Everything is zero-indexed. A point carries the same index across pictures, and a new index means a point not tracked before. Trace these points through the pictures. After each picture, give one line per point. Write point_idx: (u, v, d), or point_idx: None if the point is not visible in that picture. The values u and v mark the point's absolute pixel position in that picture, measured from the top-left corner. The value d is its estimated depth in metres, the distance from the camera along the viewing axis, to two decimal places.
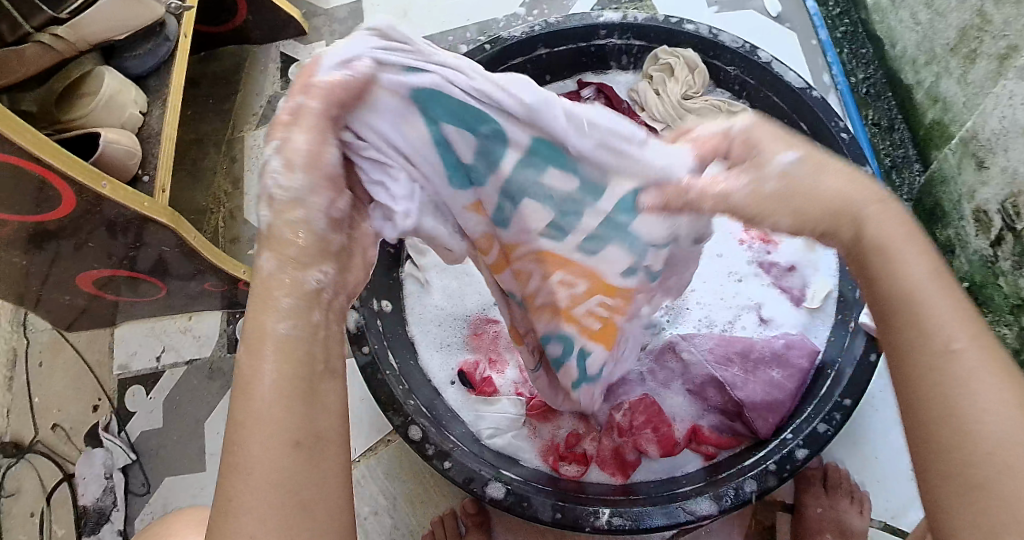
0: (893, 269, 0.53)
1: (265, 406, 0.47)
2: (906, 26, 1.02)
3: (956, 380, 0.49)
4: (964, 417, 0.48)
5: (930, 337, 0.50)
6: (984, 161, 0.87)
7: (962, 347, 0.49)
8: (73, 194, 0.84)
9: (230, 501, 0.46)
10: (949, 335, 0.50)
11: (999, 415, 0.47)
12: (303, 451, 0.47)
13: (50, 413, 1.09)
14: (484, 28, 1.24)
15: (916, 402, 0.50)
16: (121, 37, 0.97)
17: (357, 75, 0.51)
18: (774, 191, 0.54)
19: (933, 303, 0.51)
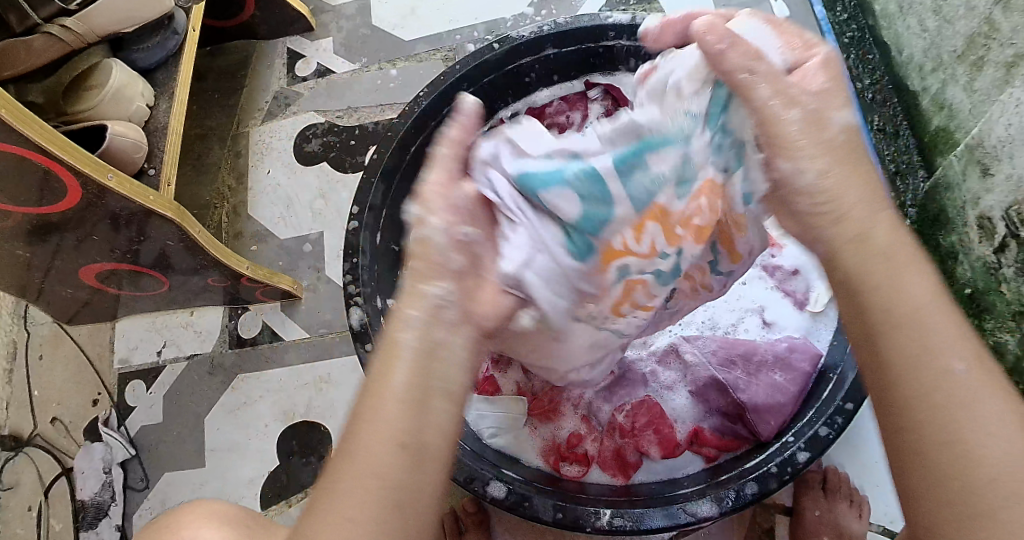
0: (894, 287, 0.54)
1: (386, 418, 0.51)
2: (914, 33, 1.02)
3: (962, 400, 0.51)
4: (983, 436, 0.50)
5: (931, 355, 0.52)
6: (989, 168, 0.87)
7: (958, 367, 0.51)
8: (78, 186, 0.84)
9: (342, 502, 0.50)
10: (945, 360, 0.52)
11: (995, 439, 0.50)
12: (413, 462, 0.51)
13: (51, 405, 1.09)
14: (492, 27, 1.24)
15: (924, 423, 0.51)
16: (130, 29, 0.97)
17: (487, 183, 0.65)
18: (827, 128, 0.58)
19: (931, 319, 0.53)
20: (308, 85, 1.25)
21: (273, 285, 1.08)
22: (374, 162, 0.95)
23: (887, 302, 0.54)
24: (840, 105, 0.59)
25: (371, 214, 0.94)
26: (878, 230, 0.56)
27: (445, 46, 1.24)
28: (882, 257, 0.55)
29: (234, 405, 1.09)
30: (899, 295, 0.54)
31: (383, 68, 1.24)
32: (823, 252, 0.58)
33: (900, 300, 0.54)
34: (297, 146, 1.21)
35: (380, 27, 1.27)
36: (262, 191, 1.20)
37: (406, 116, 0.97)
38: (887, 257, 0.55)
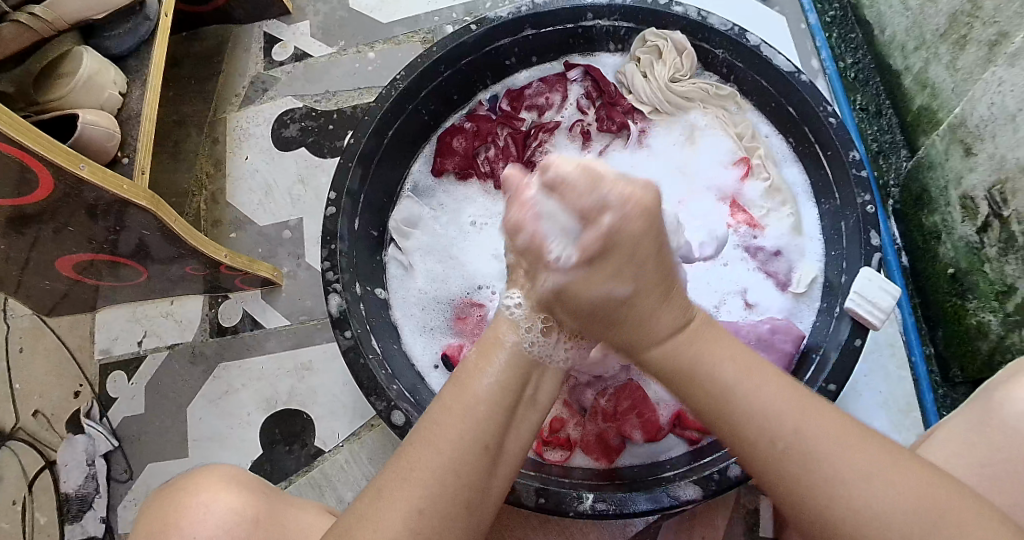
0: (702, 376, 0.63)
1: (474, 414, 0.63)
2: (896, 11, 1.01)
3: (806, 458, 0.58)
4: (848, 486, 0.56)
5: (769, 435, 0.59)
6: (972, 147, 0.87)
7: (795, 435, 0.58)
8: (50, 176, 0.83)
9: (411, 468, 0.61)
10: (773, 430, 0.59)
11: (858, 489, 0.56)
12: (488, 453, 0.62)
13: (32, 398, 1.07)
14: (471, 9, 1.22)
15: (796, 492, 0.58)
16: (101, 16, 0.95)
17: None
18: (607, 307, 0.67)
19: (745, 402, 0.61)
20: (286, 69, 1.23)
21: (253, 273, 1.07)
22: (349, 148, 0.93)
23: (703, 412, 0.64)
24: (603, 279, 0.66)
25: (349, 200, 0.93)
26: (668, 349, 0.66)
27: (423, 28, 1.22)
28: (678, 370, 0.65)
29: (217, 395, 1.08)
30: (711, 395, 0.62)
31: (361, 51, 1.22)
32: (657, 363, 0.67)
33: (715, 388, 0.62)
34: (276, 131, 1.20)
35: (357, 9, 1.25)
36: (241, 176, 1.18)
37: (383, 100, 0.95)
38: (685, 371, 0.64)
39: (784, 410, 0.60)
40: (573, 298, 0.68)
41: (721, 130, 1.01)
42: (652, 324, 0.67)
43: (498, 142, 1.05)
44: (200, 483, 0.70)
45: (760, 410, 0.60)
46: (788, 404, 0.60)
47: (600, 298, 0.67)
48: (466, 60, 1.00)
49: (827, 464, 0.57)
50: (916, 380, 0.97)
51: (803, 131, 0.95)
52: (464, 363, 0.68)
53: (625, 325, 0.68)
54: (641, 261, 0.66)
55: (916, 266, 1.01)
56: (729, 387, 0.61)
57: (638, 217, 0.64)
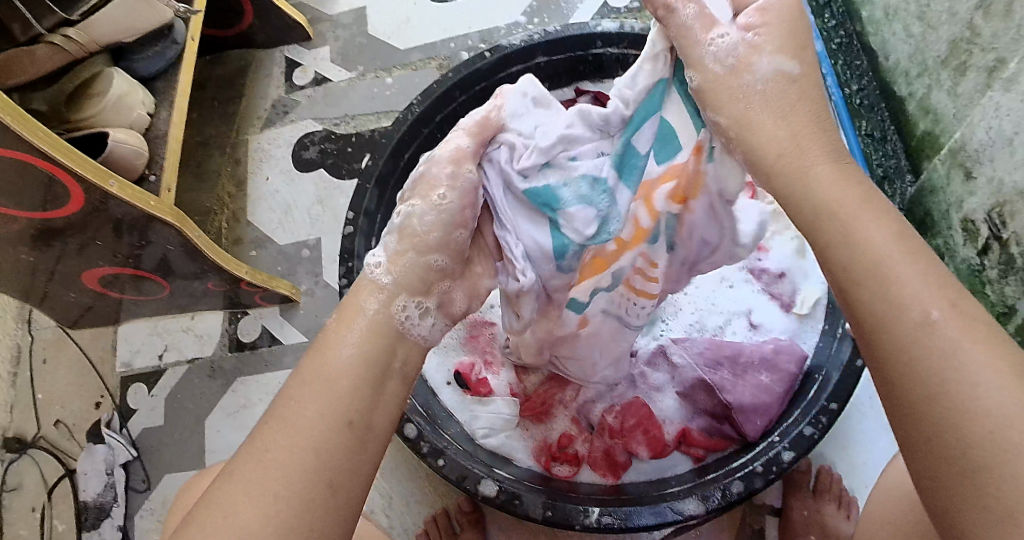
0: (849, 238, 0.57)
1: (329, 387, 0.57)
2: (899, 39, 1.03)
3: (945, 352, 0.50)
4: (979, 401, 0.48)
5: (915, 332, 0.52)
6: (972, 171, 0.89)
7: (948, 320, 0.51)
8: (81, 191, 0.86)
9: (266, 450, 0.55)
10: (921, 305, 0.52)
11: (992, 403, 0.48)
12: (353, 429, 0.56)
13: (54, 408, 1.12)
14: (486, 36, 1.26)
15: (921, 381, 0.51)
16: (130, 40, 1.00)
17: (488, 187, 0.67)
18: (756, 98, 0.64)
19: (904, 275, 0.54)
20: (306, 93, 1.28)
21: (273, 289, 1.11)
22: (368, 170, 0.97)
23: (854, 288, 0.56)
24: (767, 59, 0.63)
25: (365, 219, 0.96)
26: (831, 193, 0.59)
27: (439, 54, 1.26)
28: (821, 214, 0.59)
29: (234, 408, 1.11)
30: (866, 265, 0.55)
31: (379, 75, 1.27)
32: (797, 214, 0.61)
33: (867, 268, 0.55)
34: (296, 153, 1.24)
35: (375, 36, 1.30)
36: (261, 197, 1.22)
37: (399, 124, 0.99)
38: (855, 239, 0.56)
39: (933, 293, 0.53)
40: (732, 91, 0.64)
41: None
42: (806, 179, 0.61)
43: None
44: None
45: (917, 294, 0.53)
46: (933, 292, 0.53)
47: (759, 98, 0.63)
48: (481, 87, 1.03)
49: (964, 365, 0.50)
50: None
51: None
52: (322, 330, 0.61)
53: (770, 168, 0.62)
54: (801, 42, 0.64)
55: None
56: (889, 259, 0.55)
57: (794, 7, 0.65)
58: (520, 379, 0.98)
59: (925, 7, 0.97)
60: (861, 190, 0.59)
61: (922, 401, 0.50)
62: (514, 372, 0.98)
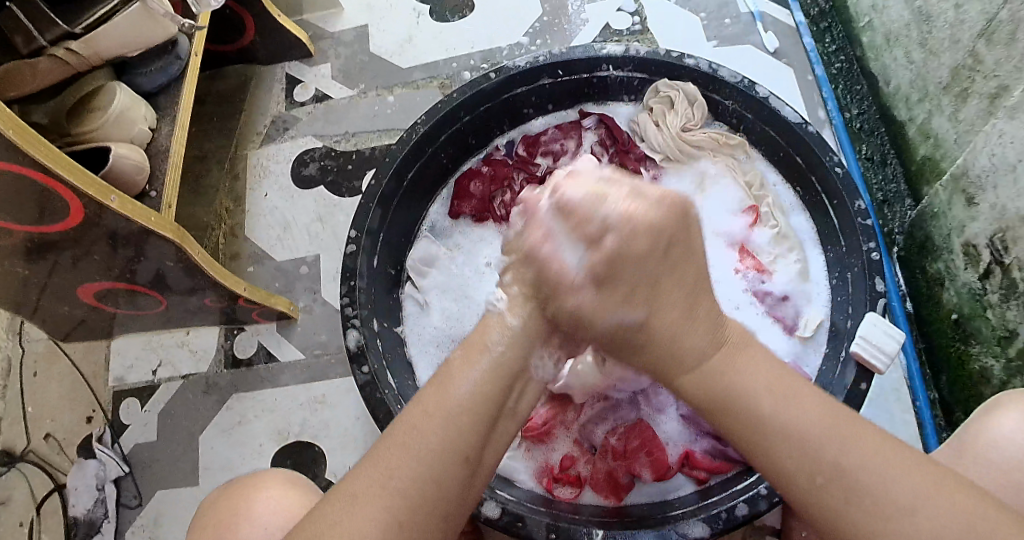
0: (737, 410, 0.63)
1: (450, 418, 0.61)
2: (900, 65, 1.05)
3: (848, 487, 0.57)
4: (887, 514, 0.55)
5: (803, 466, 0.59)
6: (974, 197, 0.89)
7: (833, 469, 0.58)
8: (80, 206, 0.85)
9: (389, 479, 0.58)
10: (812, 455, 0.59)
11: (900, 515, 0.55)
12: (469, 466, 0.61)
13: (43, 422, 1.09)
14: (489, 56, 1.27)
15: (835, 516, 0.57)
16: (134, 54, 0.99)
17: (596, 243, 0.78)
18: (619, 349, 0.69)
19: (776, 433, 0.60)
20: (307, 110, 1.27)
21: (270, 306, 1.09)
22: (370, 189, 0.96)
23: (737, 441, 0.63)
24: (606, 313, 0.68)
25: (368, 239, 0.95)
26: (716, 365, 0.65)
27: (441, 73, 1.27)
28: (711, 400, 0.64)
29: (229, 425, 1.09)
30: (743, 427, 0.62)
31: (381, 94, 1.27)
32: (715, 400, 0.64)
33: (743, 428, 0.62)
34: (296, 169, 1.23)
35: (378, 54, 1.30)
36: (259, 212, 1.21)
37: (403, 143, 0.99)
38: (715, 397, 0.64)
39: (815, 433, 0.59)
40: (591, 329, 0.69)
41: (730, 178, 1.03)
42: (681, 346, 0.66)
43: (513, 186, 1.08)
44: (266, 478, 0.77)
45: (788, 436, 0.60)
46: (816, 425, 0.60)
47: (613, 330, 0.68)
48: (484, 107, 1.04)
49: (865, 494, 0.56)
50: (920, 424, 0.98)
51: (810, 180, 0.98)
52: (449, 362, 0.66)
53: (648, 355, 0.68)
54: (664, 255, 0.67)
55: (920, 312, 1.03)
56: (764, 417, 0.61)
57: (664, 213, 0.67)
58: None
59: (926, 34, 0.98)
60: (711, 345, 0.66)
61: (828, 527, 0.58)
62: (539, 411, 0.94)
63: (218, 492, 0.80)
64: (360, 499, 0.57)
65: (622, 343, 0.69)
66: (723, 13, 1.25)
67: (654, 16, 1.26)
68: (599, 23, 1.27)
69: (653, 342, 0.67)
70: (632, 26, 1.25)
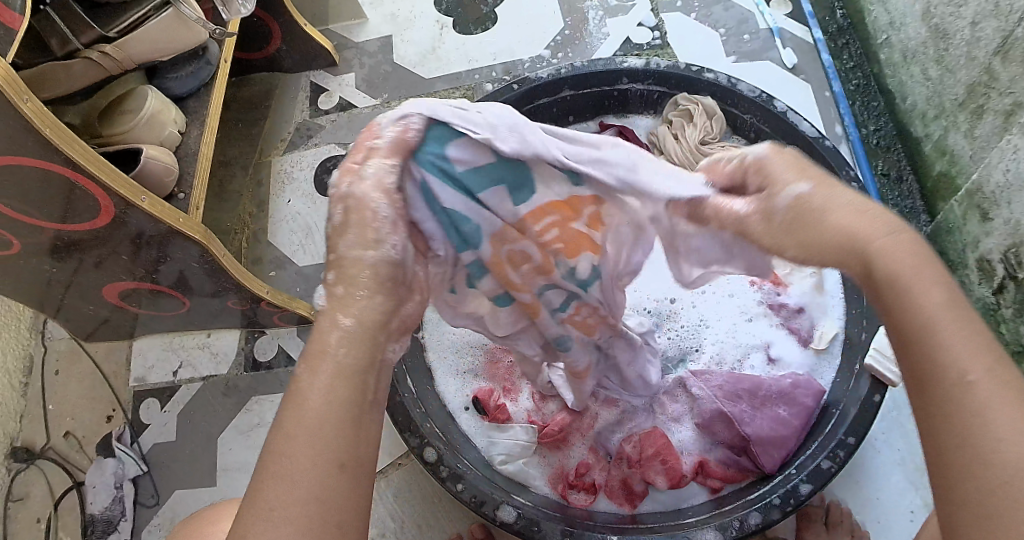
0: (909, 293, 0.52)
1: None
2: (917, 81, 1.07)
3: (977, 414, 0.48)
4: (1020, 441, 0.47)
5: (958, 364, 0.49)
6: (989, 212, 0.90)
7: (985, 375, 0.49)
8: (112, 205, 0.87)
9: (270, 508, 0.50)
10: (964, 369, 0.49)
11: None
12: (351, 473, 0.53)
13: (65, 419, 1.12)
14: (510, 68, 1.29)
15: (956, 438, 0.48)
16: (164, 59, 1.02)
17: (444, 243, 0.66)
18: (783, 221, 0.57)
19: (949, 331, 0.50)
20: (330, 118, 1.30)
21: (291, 310, 1.11)
22: None
23: (895, 329, 0.53)
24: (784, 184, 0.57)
25: None
26: (889, 244, 0.53)
27: (463, 85, 1.29)
28: (893, 275, 0.53)
29: (248, 426, 1.11)
30: (912, 313, 0.51)
31: (403, 103, 1.29)
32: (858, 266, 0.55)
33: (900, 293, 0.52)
34: (318, 176, 1.26)
35: (401, 64, 1.33)
36: (282, 218, 1.23)
37: None
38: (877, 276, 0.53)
39: (975, 346, 0.50)
40: (801, 214, 0.56)
41: None
42: (860, 216, 0.55)
43: None
44: (217, 511, 0.78)
45: (958, 341, 0.50)
46: (973, 338, 0.50)
47: (792, 207, 0.57)
48: None
49: (1002, 419, 0.47)
50: None
51: None
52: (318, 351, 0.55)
53: (833, 235, 0.55)
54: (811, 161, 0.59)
55: None
56: (931, 316, 0.51)
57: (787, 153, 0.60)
58: (539, 406, 0.98)
59: (942, 52, 1.00)
60: (890, 226, 0.55)
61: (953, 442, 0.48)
62: (535, 398, 0.99)
63: (195, 514, 0.81)
64: (277, 511, 0.50)
65: (801, 223, 0.57)
66: (742, 29, 1.27)
67: (675, 31, 1.28)
68: (619, 37, 1.29)
69: (829, 224, 0.56)
70: (652, 41, 1.27)
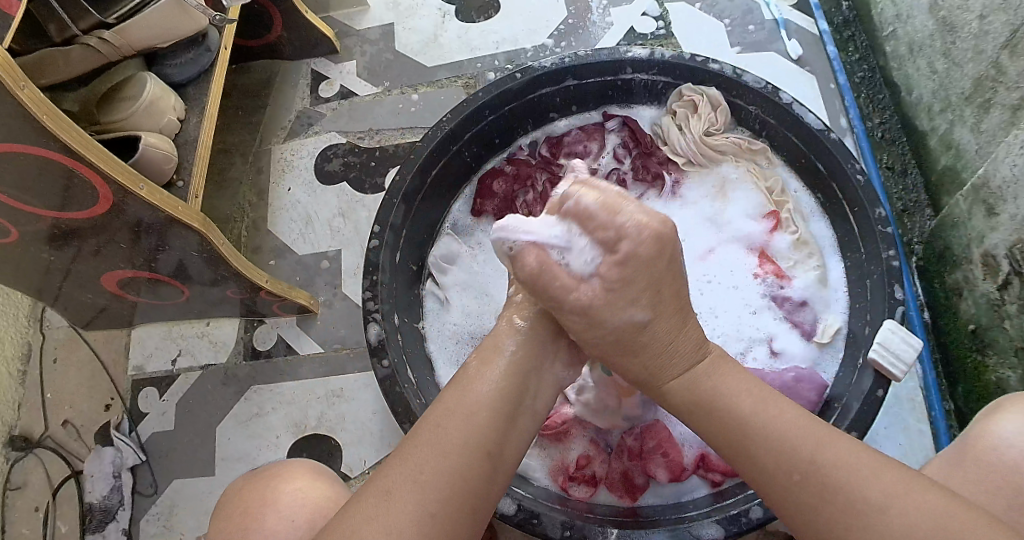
0: (725, 403, 0.66)
1: None
2: (923, 74, 1.06)
3: (834, 485, 0.59)
4: (868, 497, 0.58)
5: (793, 453, 0.62)
6: (994, 207, 0.89)
7: (823, 460, 0.61)
8: (110, 193, 0.86)
9: (384, 501, 0.59)
10: (802, 454, 0.62)
11: None
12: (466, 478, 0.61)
13: (63, 408, 1.12)
14: (513, 57, 1.28)
15: (813, 505, 0.60)
16: (164, 44, 1.00)
17: None
18: (619, 339, 0.70)
19: (765, 429, 0.64)
20: (331, 106, 1.29)
21: (291, 299, 1.10)
22: (394, 185, 0.98)
23: (719, 440, 0.66)
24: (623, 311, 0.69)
25: (391, 234, 0.97)
26: (710, 367, 0.69)
27: (466, 73, 1.28)
28: (699, 398, 0.68)
29: (247, 416, 1.10)
30: (739, 424, 0.65)
31: (404, 92, 1.28)
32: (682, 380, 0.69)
33: (719, 404, 0.67)
34: (319, 164, 1.25)
35: (403, 52, 1.31)
36: (283, 207, 1.22)
37: (429, 139, 1.00)
38: (702, 395, 0.68)
39: (805, 434, 0.63)
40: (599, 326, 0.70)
41: (752, 184, 1.05)
42: (673, 352, 0.70)
43: (536, 186, 1.09)
44: (291, 470, 0.75)
45: (784, 430, 0.63)
46: (797, 429, 0.63)
47: (622, 333, 0.69)
48: (509, 106, 1.05)
49: (845, 480, 0.59)
50: (935, 433, 0.98)
51: (832, 189, 0.99)
52: (465, 369, 0.68)
53: (646, 355, 0.70)
54: (657, 288, 0.69)
55: (938, 321, 1.03)
56: (750, 416, 0.65)
57: (651, 243, 0.67)
58: None
59: (949, 44, 0.99)
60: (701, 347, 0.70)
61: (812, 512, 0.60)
62: None
63: (241, 480, 0.78)
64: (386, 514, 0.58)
65: (629, 343, 0.70)
66: (747, 20, 1.26)
67: (680, 21, 1.26)
68: (624, 27, 1.27)
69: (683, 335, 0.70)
70: (656, 30, 1.26)
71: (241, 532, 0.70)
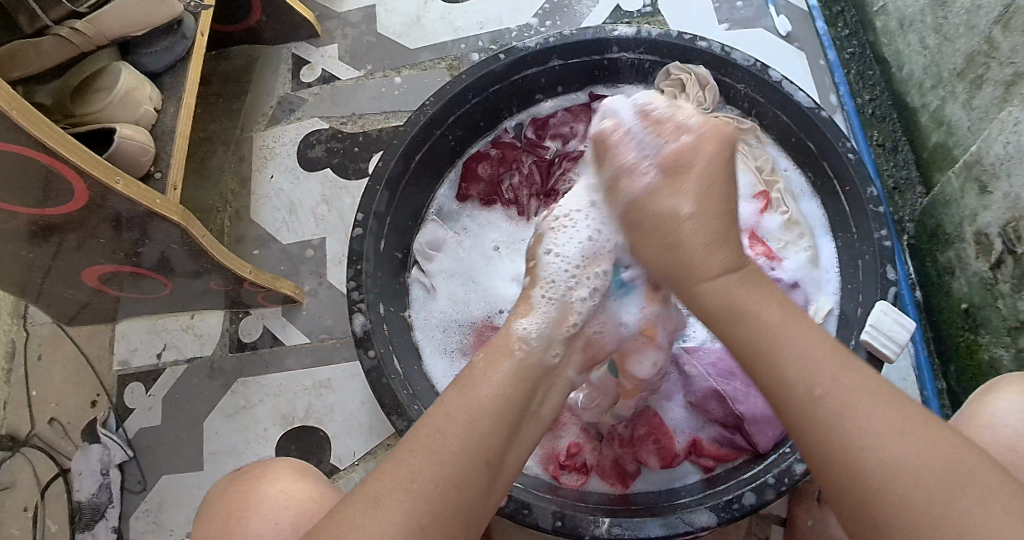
0: (746, 320, 0.62)
1: None
2: (914, 50, 1.04)
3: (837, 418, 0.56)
4: (881, 440, 0.54)
5: (804, 381, 0.58)
6: (987, 185, 0.88)
7: (830, 387, 0.57)
8: (86, 189, 0.84)
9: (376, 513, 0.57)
10: (813, 380, 0.58)
11: None
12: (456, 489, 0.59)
13: (49, 405, 1.11)
14: (496, 38, 1.25)
15: (826, 446, 0.56)
16: (137, 33, 0.97)
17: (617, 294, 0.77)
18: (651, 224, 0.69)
19: (781, 344, 0.60)
20: (312, 91, 1.26)
21: (275, 290, 1.09)
22: (377, 172, 0.96)
23: (737, 352, 0.62)
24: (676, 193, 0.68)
25: (375, 222, 0.95)
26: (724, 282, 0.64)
27: (449, 55, 1.25)
28: (729, 305, 0.63)
29: (234, 409, 1.09)
30: (751, 339, 0.61)
31: (387, 75, 1.25)
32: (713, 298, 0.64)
33: (738, 323, 0.62)
34: (301, 151, 1.22)
35: (384, 35, 1.28)
36: (265, 195, 1.20)
37: (411, 124, 0.98)
38: (727, 307, 0.63)
39: (822, 361, 0.58)
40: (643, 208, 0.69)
41: (744, 162, 1.02)
42: (703, 257, 0.65)
43: (522, 169, 1.08)
44: (273, 472, 0.74)
45: (797, 357, 0.59)
46: (820, 352, 0.59)
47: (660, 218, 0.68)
48: (492, 89, 1.03)
49: (854, 424, 0.55)
50: (928, 412, 0.97)
51: (822, 167, 0.97)
52: (472, 367, 0.67)
53: (670, 248, 0.67)
54: (705, 181, 0.67)
55: (931, 301, 1.02)
56: (769, 331, 0.60)
57: (711, 140, 0.69)
58: None
59: (941, 19, 0.96)
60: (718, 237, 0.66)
61: (825, 456, 0.56)
62: None
63: (227, 480, 0.76)
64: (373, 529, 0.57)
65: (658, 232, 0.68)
66: None
67: None
68: (609, 5, 1.25)
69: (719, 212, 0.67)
70: (643, 8, 1.24)
71: (224, 535, 0.70)
